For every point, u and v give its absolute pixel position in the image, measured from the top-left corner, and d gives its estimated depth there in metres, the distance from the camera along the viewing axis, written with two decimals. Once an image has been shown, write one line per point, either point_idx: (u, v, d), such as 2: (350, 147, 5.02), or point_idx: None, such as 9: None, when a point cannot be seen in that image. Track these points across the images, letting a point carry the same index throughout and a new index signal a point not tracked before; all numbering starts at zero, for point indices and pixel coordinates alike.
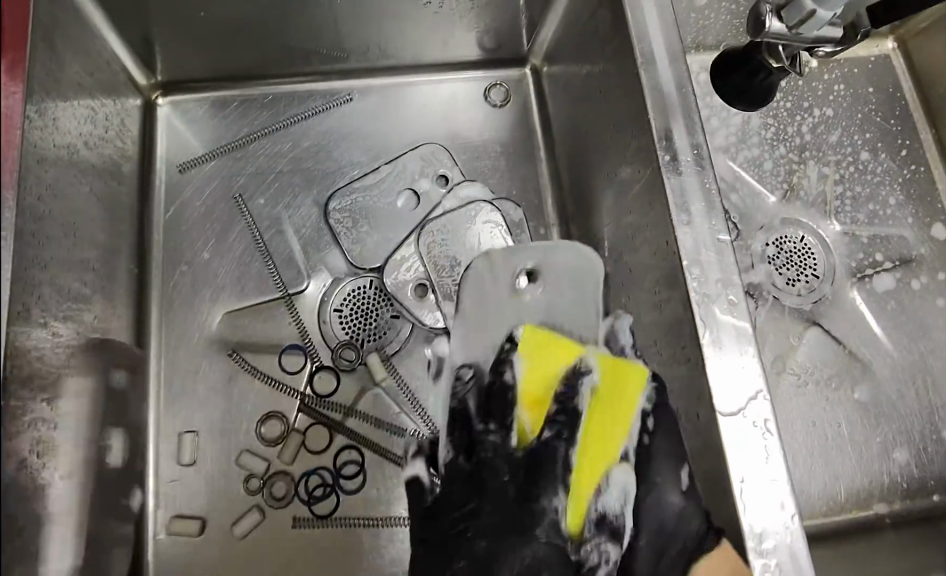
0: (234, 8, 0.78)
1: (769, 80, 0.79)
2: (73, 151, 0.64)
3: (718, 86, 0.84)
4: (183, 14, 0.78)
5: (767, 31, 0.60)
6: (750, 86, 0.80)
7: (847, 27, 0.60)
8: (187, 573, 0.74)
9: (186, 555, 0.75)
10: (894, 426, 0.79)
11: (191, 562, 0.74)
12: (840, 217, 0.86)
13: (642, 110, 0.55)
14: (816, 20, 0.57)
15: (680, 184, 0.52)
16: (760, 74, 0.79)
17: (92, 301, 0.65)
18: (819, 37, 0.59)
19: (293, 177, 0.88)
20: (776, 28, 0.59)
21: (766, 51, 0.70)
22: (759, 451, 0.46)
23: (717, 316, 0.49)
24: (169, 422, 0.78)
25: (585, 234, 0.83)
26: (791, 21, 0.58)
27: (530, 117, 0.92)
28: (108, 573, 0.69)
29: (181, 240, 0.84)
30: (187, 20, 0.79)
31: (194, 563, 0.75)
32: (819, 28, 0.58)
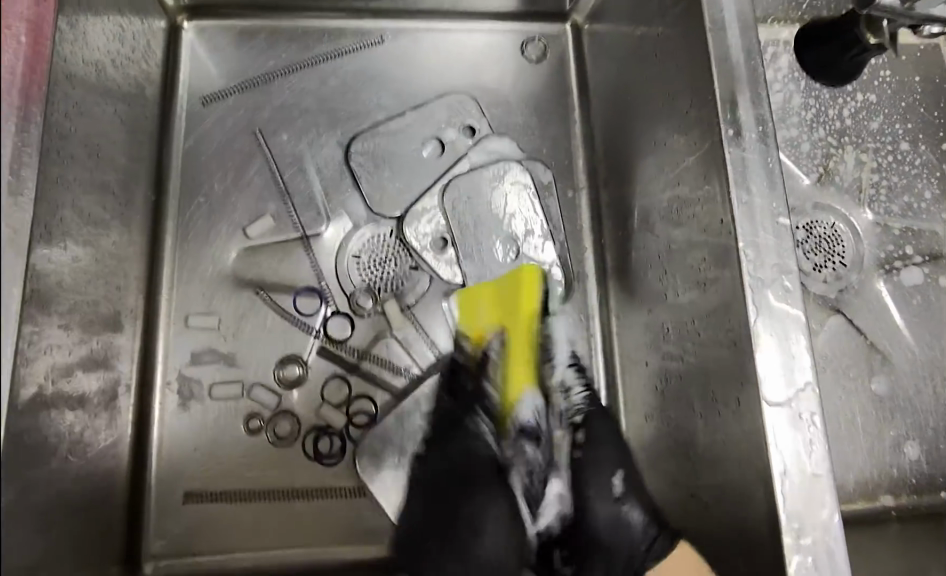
0: None
1: (860, 58, 0.78)
2: (100, 70, 0.60)
3: (801, 56, 0.84)
4: None
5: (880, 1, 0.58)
6: (841, 60, 0.79)
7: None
8: (188, 507, 0.73)
9: (185, 486, 0.73)
10: (908, 421, 0.78)
11: (189, 494, 0.73)
12: (873, 207, 0.83)
13: (707, 79, 0.52)
14: None
15: (742, 161, 0.49)
16: (857, 48, 0.76)
17: (110, 228, 0.63)
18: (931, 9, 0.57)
19: (318, 116, 0.85)
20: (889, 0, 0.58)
21: (865, 25, 0.72)
22: (803, 445, 0.45)
23: (770, 303, 0.47)
24: (177, 357, 0.76)
25: (616, 202, 0.80)
26: None
27: (566, 75, 0.89)
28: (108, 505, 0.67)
29: (199, 172, 0.82)
30: None
31: (197, 498, 0.73)
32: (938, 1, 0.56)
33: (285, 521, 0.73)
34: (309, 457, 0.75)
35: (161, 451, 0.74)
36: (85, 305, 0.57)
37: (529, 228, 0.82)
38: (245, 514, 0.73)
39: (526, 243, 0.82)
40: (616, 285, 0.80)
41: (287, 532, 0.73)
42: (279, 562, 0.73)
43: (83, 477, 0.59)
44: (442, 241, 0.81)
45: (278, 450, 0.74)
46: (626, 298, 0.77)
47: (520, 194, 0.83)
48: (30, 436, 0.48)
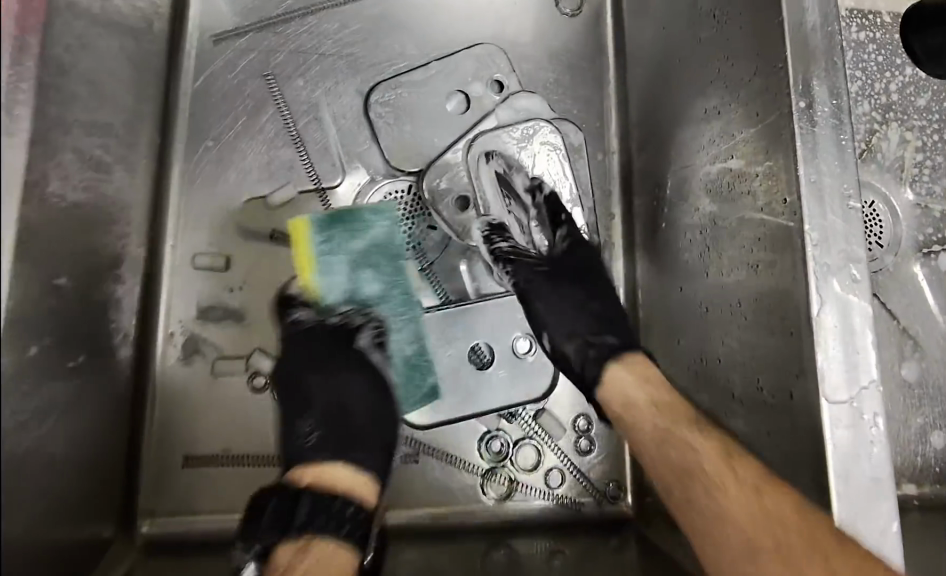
0: None
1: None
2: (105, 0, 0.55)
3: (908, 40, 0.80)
4: None
5: None
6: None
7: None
8: (188, 467, 0.70)
9: (184, 448, 0.70)
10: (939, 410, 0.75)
11: (188, 455, 0.70)
12: (915, 187, 0.78)
13: (777, 43, 0.47)
14: None
15: (812, 137, 0.45)
16: None
17: (113, 173, 0.58)
18: None
19: (337, 62, 0.79)
20: None
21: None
22: (863, 447, 0.41)
23: (835, 292, 0.43)
24: (180, 311, 0.72)
25: (648, 170, 0.76)
26: None
27: (601, 31, 0.84)
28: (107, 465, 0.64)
29: (208, 115, 0.77)
30: None
31: (197, 456, 0.70)
32: None
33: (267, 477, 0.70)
34: None
35: (160, 409, 0.71)
36: (83, 257, 0.53)
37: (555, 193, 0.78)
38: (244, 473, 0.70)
39: None
40: (645, 256, 0.76)
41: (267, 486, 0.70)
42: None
43: (77, 439, 0.56)
44: (464, 202, 0.77)
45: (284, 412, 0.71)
46: (655, 271, 0.73)
47: (551, 160, 0.78)
48: (23, 398, 0.44)
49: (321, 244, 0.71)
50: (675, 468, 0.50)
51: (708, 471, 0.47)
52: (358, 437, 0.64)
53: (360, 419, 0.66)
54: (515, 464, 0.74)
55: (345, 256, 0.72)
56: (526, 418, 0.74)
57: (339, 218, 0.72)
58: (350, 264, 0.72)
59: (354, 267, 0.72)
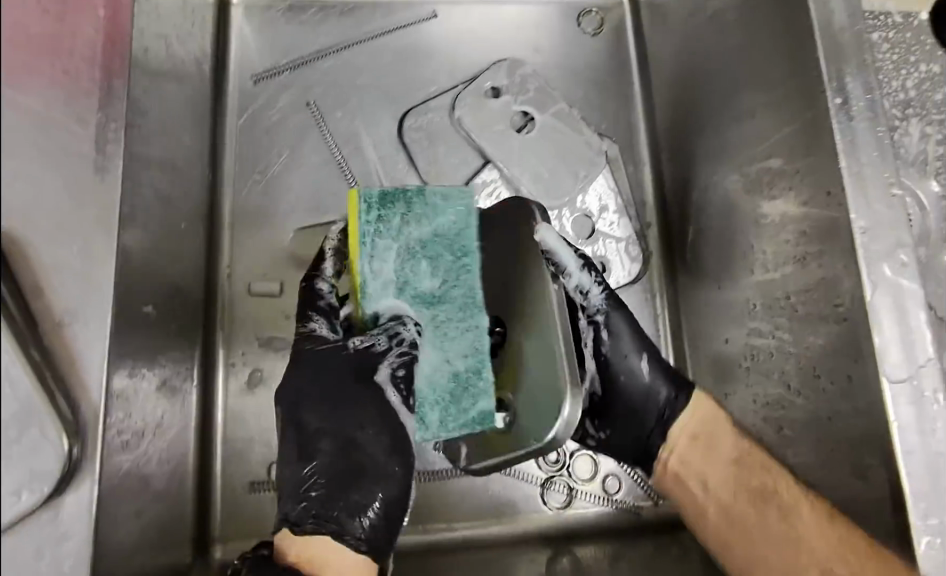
0: None
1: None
2: (170, 45, 0.59)
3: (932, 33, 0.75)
4: None
5: None
6: None
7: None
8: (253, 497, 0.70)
9: (249, 477, 0.71)
10: None
11: (252, 484, 0.71)
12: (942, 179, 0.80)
13: (809, 46, 0.50)
14: None
15: (850, 130, 0.47)
16: None
17: (180, 206, 0.61)
18: None
19: (373, 93, 0.83)
20: None
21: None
22: (926, 423, 0.42)
23: (886, 275, 0.45)
24: (238, 341, 0.74)
25: (681, 178, 0.78)
26: None
27: (623, 50, 0.87)
28: (180, 495, 0.65)
29: (254, 150, 0.80)
30: None
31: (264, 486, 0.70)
32: None
33: None
34: None
35: (225, 435, 0.72)
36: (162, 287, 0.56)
37: (588, 194, 0.80)
38: None
39: (602, 219, 0.79)
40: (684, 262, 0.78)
41: None
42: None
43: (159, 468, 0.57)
44: None
45: None
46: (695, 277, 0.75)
47: (573, 165, 0.80)
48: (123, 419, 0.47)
49: (368, 221, 0.56)
50: (701, 428, 0.57)
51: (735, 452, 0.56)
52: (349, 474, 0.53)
53: (376, 452, 0.53)
54: (572, 473, 0.75)
55: (388, 239, 0.55)
56: None
57: (396, 196, 0.56)
58: (394, 252, 0.55)
59: (402, 257, 0.55)
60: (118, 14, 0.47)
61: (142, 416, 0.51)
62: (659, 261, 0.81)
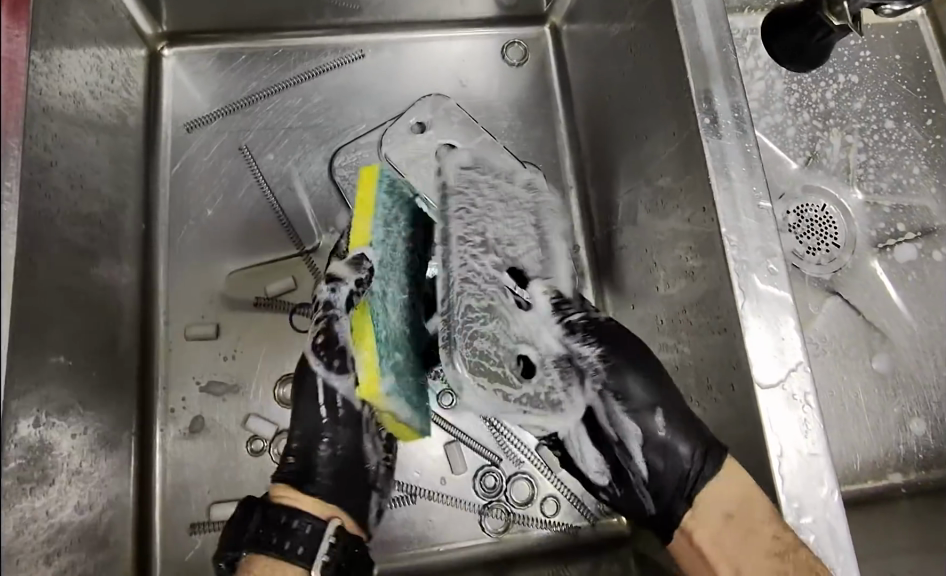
0: None
1: (827, 40, 0.75)
2: (81, 102, 0.61)
3: (773, 45, 0.80)
4: None
5: None
6: (810, 44, 0.76)
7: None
8: (194, 535, 0.72)
9: (189, 518, 0.72)
10: (911, 396, 0.76)
11: (192, 525, 0.72)
12: (863, 186, 0.81)
13: (682, 68, 0.52)
14: None
15: (719, 148, 0.50)
16: (818, 34, 0.75)
17: (99, 257, 0.63)
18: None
19: (303, 134, 0.85)
20: None
21: (827, 7, 0.70)
22: (797, 425, 0.45)
23: (756, 285, 0.47)
24: (176, 384, 0.75)
25: (604, 199, 0.80)
26: None
27: (548, 77, 0.89)
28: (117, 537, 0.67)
29: (187, 196, 0.82)
30: None
31: (204, 525, 0.72)
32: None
33: None
34: None
35: (165, 476, 0.73)
36: (80, 337, 0.57)
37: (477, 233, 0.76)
38: None
39: None
40: (610, 283, 0.80)
41: None
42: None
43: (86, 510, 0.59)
44: None
45: None
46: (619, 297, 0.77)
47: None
48: (31, 466, 0.49)
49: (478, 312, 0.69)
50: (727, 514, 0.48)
51: (762, 526, 0.44)
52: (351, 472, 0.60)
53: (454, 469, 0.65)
54: (510, 498, 0.74)
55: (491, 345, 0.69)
56: (526, 450, 0.75)
57: None
58: None
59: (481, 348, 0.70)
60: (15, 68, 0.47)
61: (54, 461, 0.52)
62: (590, 282, 0.82)
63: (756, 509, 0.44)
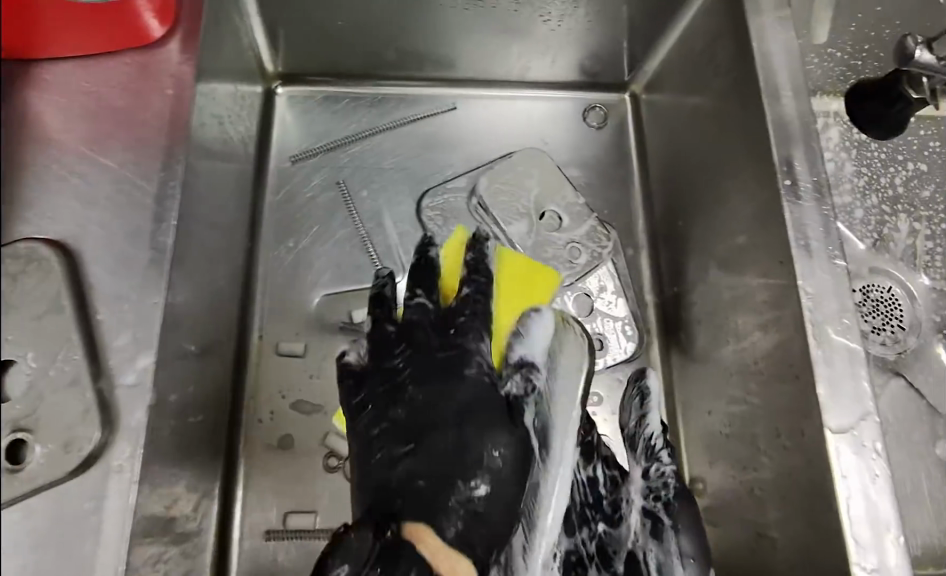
0: (365, 17, 0.86)
1: (905, 112, 0.76)
2: (222, 129, 0.69)
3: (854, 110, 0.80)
4: (323, 22, 0.86)
5: (914, 62, 0.63)
6: (887, 114, 0.76)
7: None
8: (270, 549, 0.75)
9: (263, 527, 0.76)
10: None
11: (268, 531, 0.76)
12: (930, 272, 0.85)
13: (764, 125, 0.60)
14: None
15: (798, 208, 0.56)
16: (897, 104, 0.76)
17: (221, 265, 0.70)
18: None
19: (396, 174, 0.93)
20: (924, 59, 0.63)
21: (906, 81, 0.72)
22: (868, 472, 0.49)
23: (830, 336, 0.52)
24: (260, 403, 0.81)
25: (673, 264, 0.86)
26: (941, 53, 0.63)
27: (624, 142, 0.97)
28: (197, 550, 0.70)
29: (287, 222, 0.89)
30: (324, 28, 0.87)
31: (276, 541, 0.76)
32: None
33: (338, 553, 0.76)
34: None
35: (247, 479, 0.78)
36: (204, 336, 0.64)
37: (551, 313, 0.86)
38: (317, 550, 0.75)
39: (600, 298, 0.87)
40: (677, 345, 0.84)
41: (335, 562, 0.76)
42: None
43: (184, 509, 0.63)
44: None
45: None
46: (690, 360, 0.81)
47: (572, 229, 0.89)
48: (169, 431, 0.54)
49: None
50: None
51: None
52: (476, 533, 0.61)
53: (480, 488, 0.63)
54: None
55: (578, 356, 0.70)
56: None
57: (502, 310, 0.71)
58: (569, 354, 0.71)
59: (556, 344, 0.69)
60: (182, 89, 0.57)
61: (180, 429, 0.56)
62: (656, 340, 0.86)
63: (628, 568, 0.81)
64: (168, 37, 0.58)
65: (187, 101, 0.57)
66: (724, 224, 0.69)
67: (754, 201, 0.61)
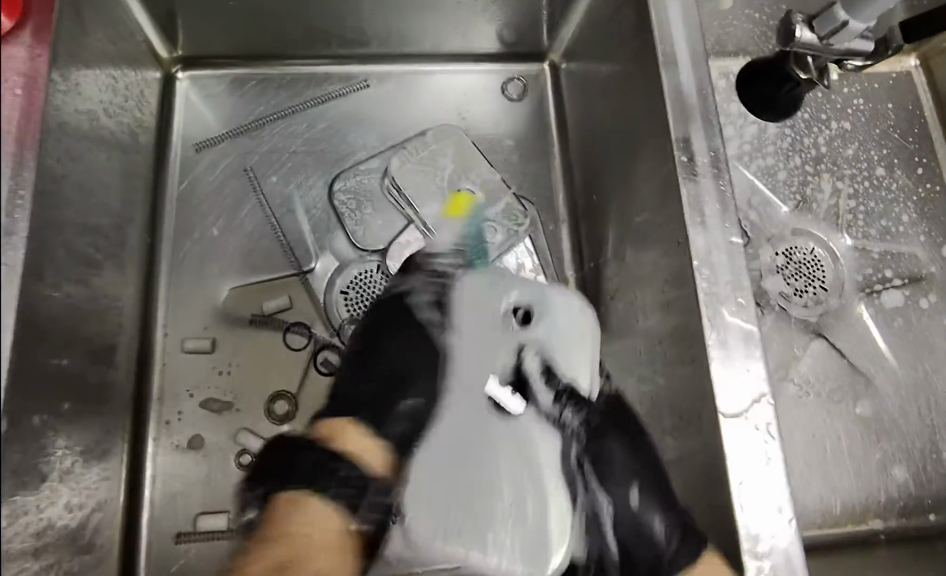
0: None
1: (795, 92, 0.81)
2: (95, 120, 0.64)
3: (744, 94, 0.85)
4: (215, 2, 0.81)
5: (797, 41, 0.65)
6: (778, 97, 0.82)
7: (879, 42, 0.65)
8: (184, 550, 0.76)
9: (176, 528, 0.77)
10: (894, 442, 0.79)
11: (179, 534, 0.76)
12: (851, 232, 0.85)
13: (659, 96, 0.57)
14: (847, 31, 0.62)
15: (694, 186, 0.53)
16: (787, 86, 0.81)
17: (105, 267, 0.67)
18: (850, 47, 0.64)
19: (306, 158, 0.89)
20: (806, 38, 0.65)
21: (793, 60, 0.76)
22: (760, 455, 0.48)
23: (725, 318, 0.50)
24: (171, 403, 0.80)
25: (593, 239, 0.84)
26: (821, 32, 0.64)
27: (545, 111, 0.93)
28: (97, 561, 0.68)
29: (192, 213, 0.86)
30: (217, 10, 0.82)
31: (190, 542, 0.76)
32: (849, 39, 0.63)
33: None
34: None
35: (157, 483, 0.78)
36: (79, 341, 0.62)
37: None
38: (230, 548, 0.76)
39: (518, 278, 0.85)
40: None
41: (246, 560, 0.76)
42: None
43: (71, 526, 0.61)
44: None
45: None
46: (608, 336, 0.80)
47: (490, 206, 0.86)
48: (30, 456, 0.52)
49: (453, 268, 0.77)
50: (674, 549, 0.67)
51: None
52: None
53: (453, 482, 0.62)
54: None
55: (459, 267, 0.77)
56: None
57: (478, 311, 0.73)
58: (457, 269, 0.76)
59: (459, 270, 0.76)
60: (33, 90, 0.51)
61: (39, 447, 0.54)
62: None
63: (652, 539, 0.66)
64: (17, 30, 0.52)
65: (39, 102, 0.51)
66: (634, 199, 0.67)
67: (653, 176, 0.58)
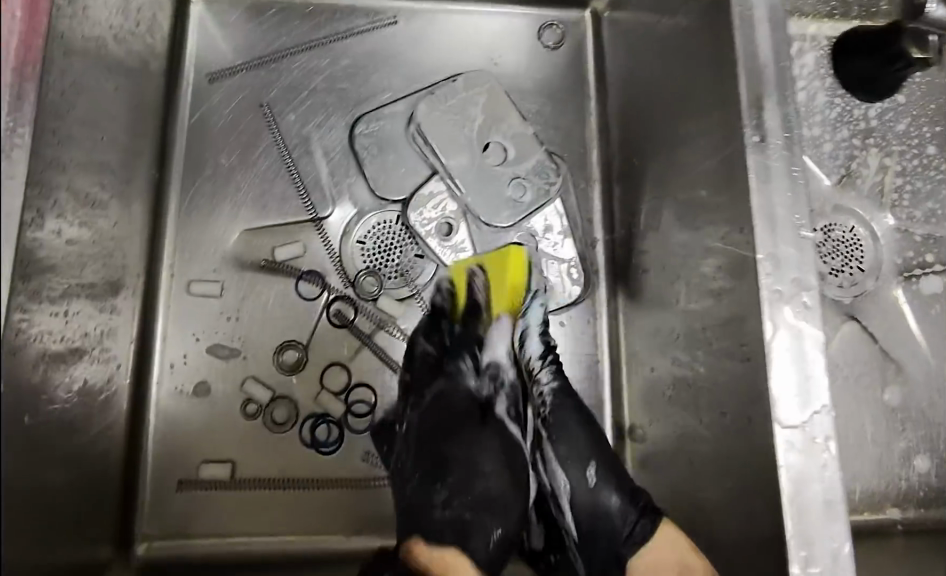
0: None
1: (905, 72, 0.76)
2: (102, 45, 0.58)
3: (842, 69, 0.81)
4: None
5: None
6: (883, 74, 0.77)
7: None
8: (186, 498, 0.73)
9: (178, 475, 0.74)
10: (920, 432, 0.76)
11: (181, 481, 0.74)
12: (895, 212, 0.80)
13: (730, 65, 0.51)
14: None
15: (766, 169, 0.48)
16: (895, 65, 0.76)
17: (111, 207, 0.62)
18: None
19: (327, 96, 0.83)
20: None
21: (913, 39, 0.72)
22: (818, 469, 0.44)
23: (785, 315, 0.47)
24: (175, 347, 0.76)
25: (626, 204, 0.79)
26: None
27: (583, 61, 0.87)
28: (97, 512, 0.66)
29: (203, 148, 0.81)
30: None
31: (192, 490, 0.74)
32: None
33: (254, 501, 0.74)
34: (304, 443, 0.75)
35: (159, 429, 0.75)
36: (80, 288, 0.57)
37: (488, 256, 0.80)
38: (233, 496, 0.74)
39: (545, 238, 0.81)
40: (625, 291, 0.79)
41: (249, 510, 0.74)
42: (242, 555, 0.73)
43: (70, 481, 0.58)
44: (448, 228, 0.80)
45: (275, 436, 0.75)
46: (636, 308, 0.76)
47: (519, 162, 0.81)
48: (26, 415, 0.48)
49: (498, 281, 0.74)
50: (671, 571, 0.57)
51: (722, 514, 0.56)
52: (504, 504, 0.61)
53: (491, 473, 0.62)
54: None
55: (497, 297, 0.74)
56: None
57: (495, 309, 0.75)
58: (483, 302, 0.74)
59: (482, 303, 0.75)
60: (34, 16, 0.46)
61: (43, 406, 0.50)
62: (604, 282, 0.81)
63: (687, 564, 0.56)
64: None
65: (40, 32, 0.47)
66: (682, 169, 0.62)
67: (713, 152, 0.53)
